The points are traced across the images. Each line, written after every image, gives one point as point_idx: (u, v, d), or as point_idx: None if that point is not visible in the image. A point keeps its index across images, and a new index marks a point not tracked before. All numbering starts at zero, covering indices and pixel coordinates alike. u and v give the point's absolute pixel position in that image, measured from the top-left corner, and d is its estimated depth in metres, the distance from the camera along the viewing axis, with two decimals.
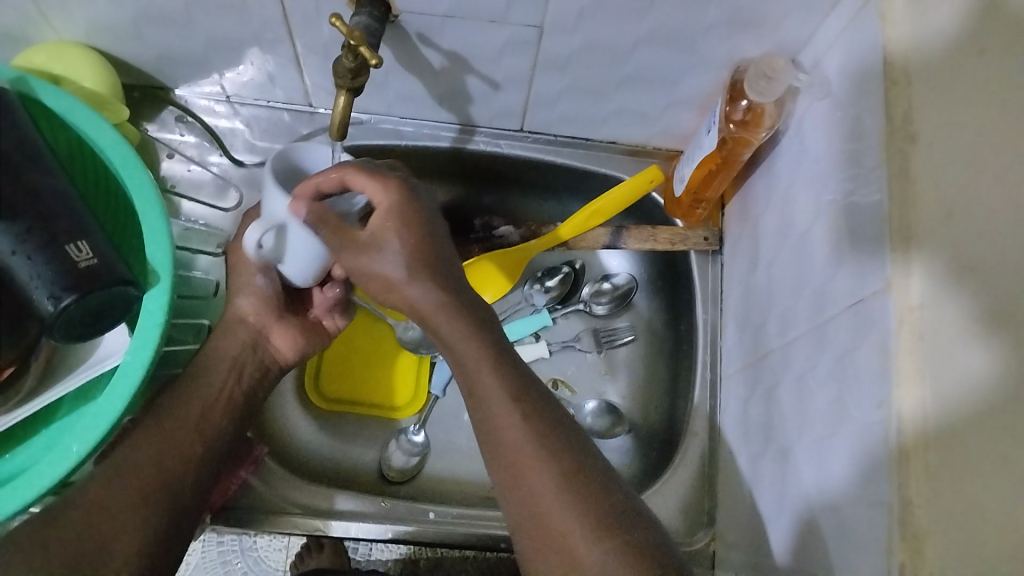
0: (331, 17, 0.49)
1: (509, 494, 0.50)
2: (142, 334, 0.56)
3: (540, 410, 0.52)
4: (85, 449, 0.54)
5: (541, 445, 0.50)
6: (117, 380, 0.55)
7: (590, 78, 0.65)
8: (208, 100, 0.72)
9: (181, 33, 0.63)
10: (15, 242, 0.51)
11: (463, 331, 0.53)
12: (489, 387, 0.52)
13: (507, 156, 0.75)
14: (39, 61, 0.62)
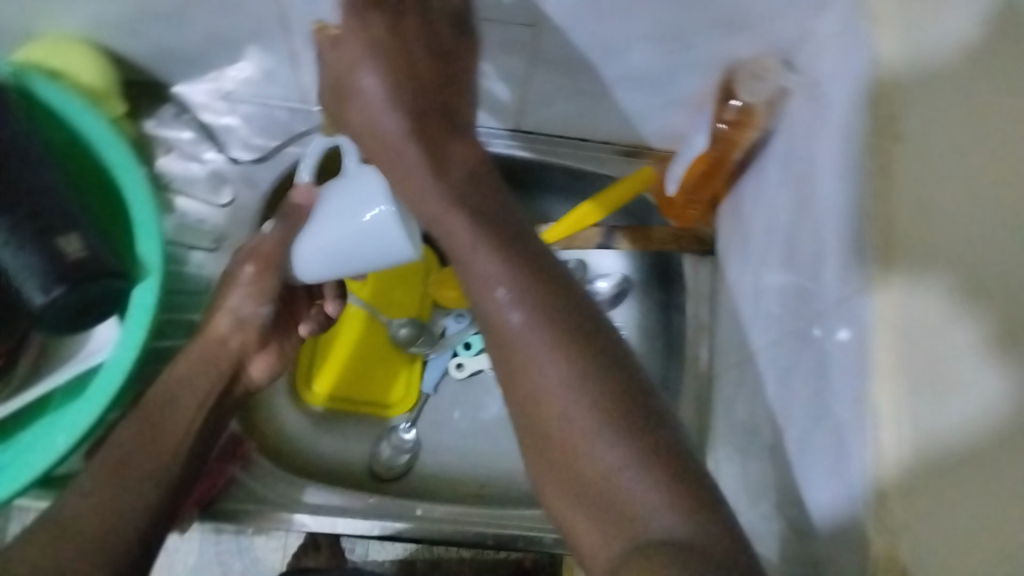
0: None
1: (500, 358, 0.47)
2: (131, 326, 0.56)
3: (531, 272, 0.48)
4: (69, 442, 0.54)
5: (536, 327, 0.46)
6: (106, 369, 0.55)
7: (584, 76, 0.66)
8: (208, 96, 0.72)
9: (176, 30, 0.63)
10: (8, 232, 0.52)
11: (467, 218, 0.50)
12: (501, 298, 0.47)
13: (503, 155, 0.75)
14: (36, 55, 0.63)
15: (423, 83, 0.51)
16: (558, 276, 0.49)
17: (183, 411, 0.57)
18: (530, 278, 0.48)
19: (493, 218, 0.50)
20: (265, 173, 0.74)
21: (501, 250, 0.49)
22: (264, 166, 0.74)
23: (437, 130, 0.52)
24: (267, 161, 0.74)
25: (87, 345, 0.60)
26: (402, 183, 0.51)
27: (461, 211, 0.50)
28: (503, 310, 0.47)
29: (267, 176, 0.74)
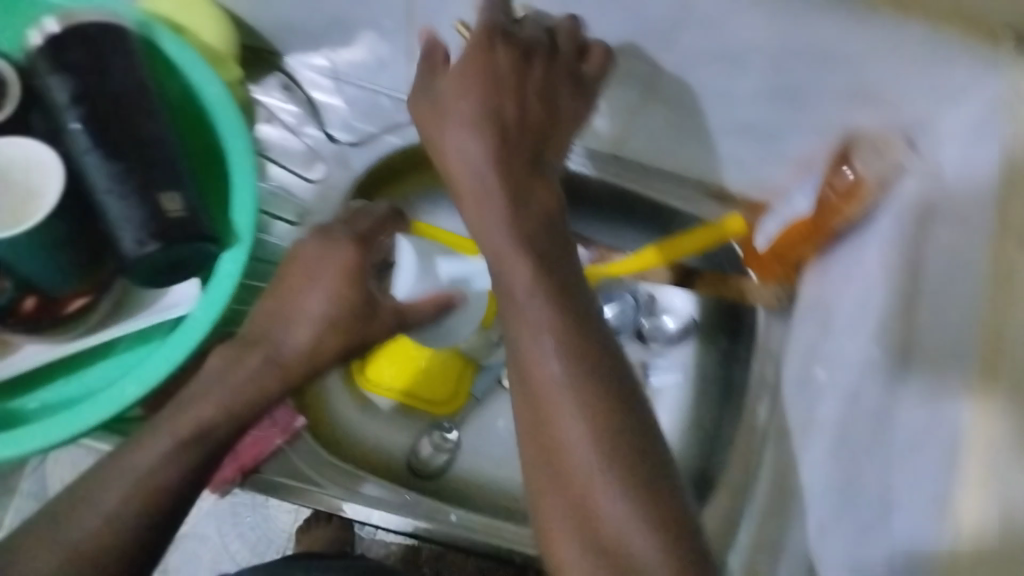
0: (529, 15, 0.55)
1: (522, 398, 0.47)
2: (214, 291, 0.57)
3: (575, 323, 0.47)
4: (137, 394, 0.56)
5: (569, 382, 0.45)
6: (187, 325, 0.57)
7: (695, 117, 0.65)
8: (316, 72, 0.73)
9: (304, 4, 0.64)
10: (116, 182, 0.53)
11: (516, 246, 0.49)
12: (534, 336, 0.46)
13: (590, 179, 0.76)
14: (166, 8, 0.64)
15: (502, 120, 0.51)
16: (594, 324, 0.48)
17: (230, 395, 0.54)
18: (573, 330, 0.47)
19: (538, 246, 0.49)
20: (359, 156, 0.73)
21: (541, 282, 0.47)
22: (359, 148, 0.73)
23: (515, 156, 0.51)
24: (363, 145, 0.73)
25: (158, 300, 0.61)
26: (471, 208, 0.51)
27: (515, 239, 0.49)
28: (539, 355, 0.46)
29: (361, 160, 0.73)
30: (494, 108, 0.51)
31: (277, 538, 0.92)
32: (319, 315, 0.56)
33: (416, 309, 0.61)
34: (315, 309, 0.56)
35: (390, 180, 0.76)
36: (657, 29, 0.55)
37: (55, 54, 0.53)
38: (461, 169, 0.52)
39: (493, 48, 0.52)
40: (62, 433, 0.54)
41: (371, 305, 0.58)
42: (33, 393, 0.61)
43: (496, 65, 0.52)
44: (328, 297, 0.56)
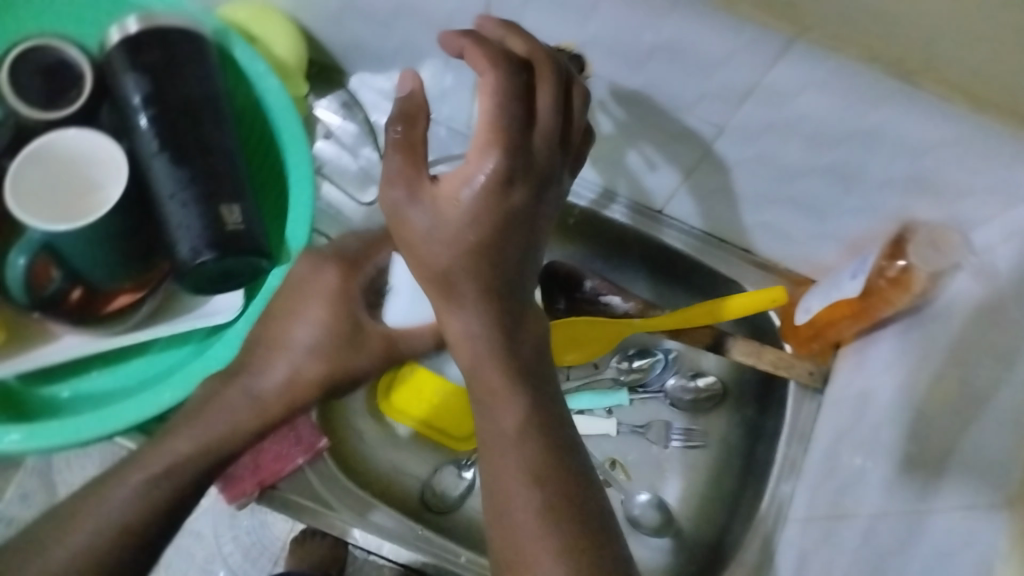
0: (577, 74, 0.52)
1: (497, 538, 0.43)
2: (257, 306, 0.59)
3: (557, 454, 0.44)
4: (174, 398, 0.57)
5: (547, 517, 0.41)
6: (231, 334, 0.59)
7: (751, 186, 0.65)
8: (376, 95, 0.73)
9: (377, 31, 0.65)
10: (180, 187, 0.53)
11: (501, 368, 0.44)
12: (507, 454, 0.43)
13: (634, 232, 0.76)
14: (243, 17, 0.66)
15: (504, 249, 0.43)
16: (577, 459, 0.44)
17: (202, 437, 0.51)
18: (555, 464, 0.43)
19: (518, 353, 0.45)
20: None
21: (524, 406, 0.44)
22: None
23: (513, 282, 0.44)
24: None
25: (198, 306, 0.62)
26: (462, 332, 0.45)
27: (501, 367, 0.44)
28: (519, 488, 0.42)
29: None
30: (493, 231, 0.43)
31: (270, 547, 0.95)
32: (303, 352, 0.52)
33: (411, 334, 0.55)
34: (300, 344, 0.53)
35: None
36: (726, 98, 0.55)
37: (135, 57, 0.53)
38: (456, 300, 0.44)
39: (508, 182, 0.42)
40: (91, 429, 0.55)
41: (358, 329, 0.54)
42: (58, 381, 0.62)
43: (509, 202, 0.42)
44: (318, 321, 0.53)
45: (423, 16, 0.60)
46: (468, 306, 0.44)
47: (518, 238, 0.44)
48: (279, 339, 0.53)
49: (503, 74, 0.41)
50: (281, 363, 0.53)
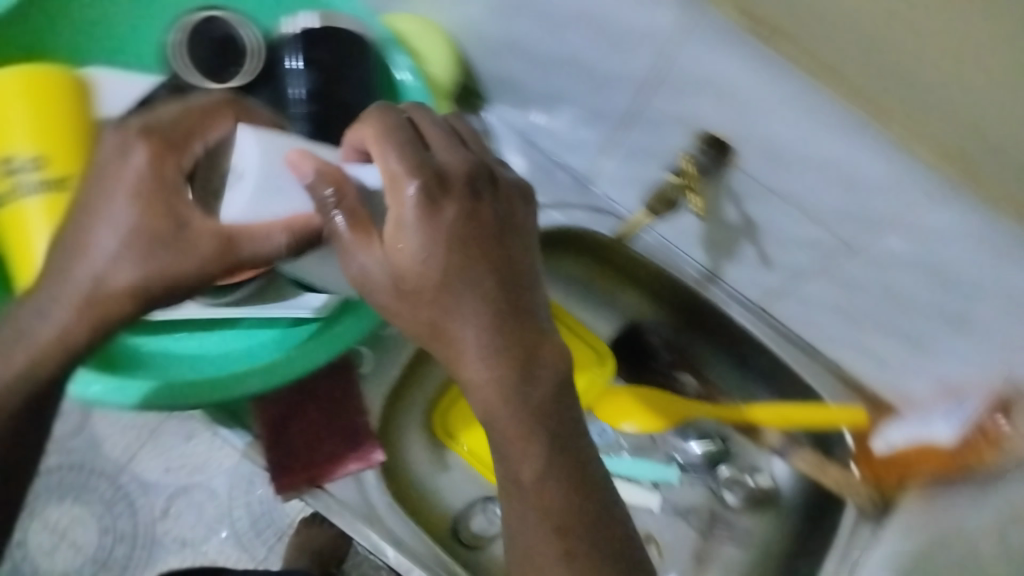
0: (687, 154, 0.61)
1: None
2: (344, 325, 0.60)
3: (582, 501, 0.43)
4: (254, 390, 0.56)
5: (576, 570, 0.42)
6: (320, 341, 0.59)
7: (858, 304, 0.64)
8: (514, 132, 0.76)
9: (538, 75, 0.67)
10: None
11: (503, 406, 0.42)
12: (530, 510, 0.43)
13: (730, 318, 0.74)
14: (405, 28, 0.69)
15: (468, 273, 0.42)
16: (601, 512, 0.44)
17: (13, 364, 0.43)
18: (584, 522, 0.43)
19: (538, 391, 0.43)
20: None
21: (545, 458, 0.43)
22: None
23: (499, 317, 0.42)
24: None
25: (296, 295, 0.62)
26: (477, 380, 0.42)
27: (532, 414, 0.42)
28: (548, 541, 0.42)
29: None
30: (461, 261, 0.42)
31: (278, 521, 0.98)
32: (101, 277, 0.42)
33: (245, 241, 0.43)
34: (93, 274, 0.42)
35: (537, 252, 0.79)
36: (866, 223, 0.56)
37: (306, 52, 0.57)
38: (454, 352, 0.42)
39: (434, 197, 0.42)
40: (163, 400, 0.55)
41: (180, 225, 0.43)
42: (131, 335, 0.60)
43: (445, 220, 0.42)
44: (120, 229, 0.42)
45: (584, 70, 0.63)
46: (481, 359, 0.42)
47: (490, 258, 0.43)
48: (64, 272, 0.43)
49: (389, 122, 0.44)
50: (59, 301, 0.43)
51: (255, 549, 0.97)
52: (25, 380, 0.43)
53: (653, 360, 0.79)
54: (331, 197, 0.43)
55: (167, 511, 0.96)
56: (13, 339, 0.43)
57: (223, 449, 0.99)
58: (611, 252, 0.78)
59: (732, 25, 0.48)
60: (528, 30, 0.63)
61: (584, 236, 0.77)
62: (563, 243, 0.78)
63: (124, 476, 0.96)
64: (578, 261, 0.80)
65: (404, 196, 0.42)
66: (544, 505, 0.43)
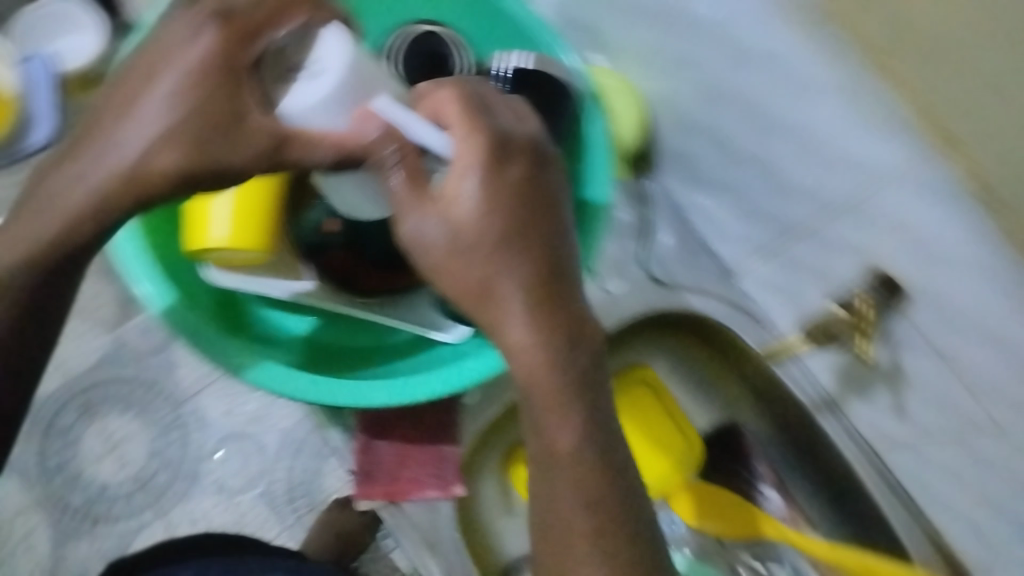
0: (857, 293, 0.60)
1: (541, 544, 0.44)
2: (460, 368, 0.58)
3: (609, 474, 0.44)
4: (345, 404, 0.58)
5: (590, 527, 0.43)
6: (431, 376, 0.58)
7: (989, 487, 0.60)
8: (674, 209, 0.77)
9: (721, 162, 0.69)
10: None
11: (545, 366, 0.44)
12: (560, 477, 0.44)
13: (840, 453, 0.69)
14: (606, 84, 0.73)
15: (521, 220, 0.45)
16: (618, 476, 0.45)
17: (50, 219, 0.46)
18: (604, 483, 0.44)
19: (578, 355, 0.44)
20: (655, 294, 0.73)
21: (577, 417, 0.44)
22: (660, 289, 0.73)
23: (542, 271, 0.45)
24: (667, 288, 0.73)
25: (432, 316, 0.63)
26: (521, 342, 0.44)
27: (569, 388, 0.44)
28: (566, 500, 0.43)
29: (656, 299, 0.73)
30: (509, 222, 0.45)
31: (315, 495, 0.96)
32: (140, 156, 0.45)
33: (303, 143, 0.47)
34: (134, 148, 0.45)
35: (655, 327, 0.76)
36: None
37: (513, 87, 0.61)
38: (498, 310, 0.44)
39: (502, 160, 0.45)
40: (269, 387, 0.58)
41: (238, 116, 0.47)
42: (283, 312, 0.66)
43: (506, 177, 0.45)
44: (168, 102, 0.46)
45: (777, 170, 0.63)
46: (520, 317, 0.44)
47: (532, 217, 0.45)
48: (104, 145, 0.46)
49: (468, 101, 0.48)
50: (97, 165, 0.46)
51: (283, 516, 0.96)
52: (67, 233, 0.46)
53: (746, 468, 0.74)
54: (397, 155, 0.46)
55: (215, 454, 0.97)
56: (52, 195, 0.46)
57: (286, 412, 0.99)
58: (736, 355, 0.73)
59: (952, 178, 0.48)
60: (737, 119, 0.64)
61: (718, 331, 0.73)
62: (683, 324, 0.75)
63: (186, 408, 0.97)
64: (691, 349, 0.77)
65: (474, 138, 0.46)
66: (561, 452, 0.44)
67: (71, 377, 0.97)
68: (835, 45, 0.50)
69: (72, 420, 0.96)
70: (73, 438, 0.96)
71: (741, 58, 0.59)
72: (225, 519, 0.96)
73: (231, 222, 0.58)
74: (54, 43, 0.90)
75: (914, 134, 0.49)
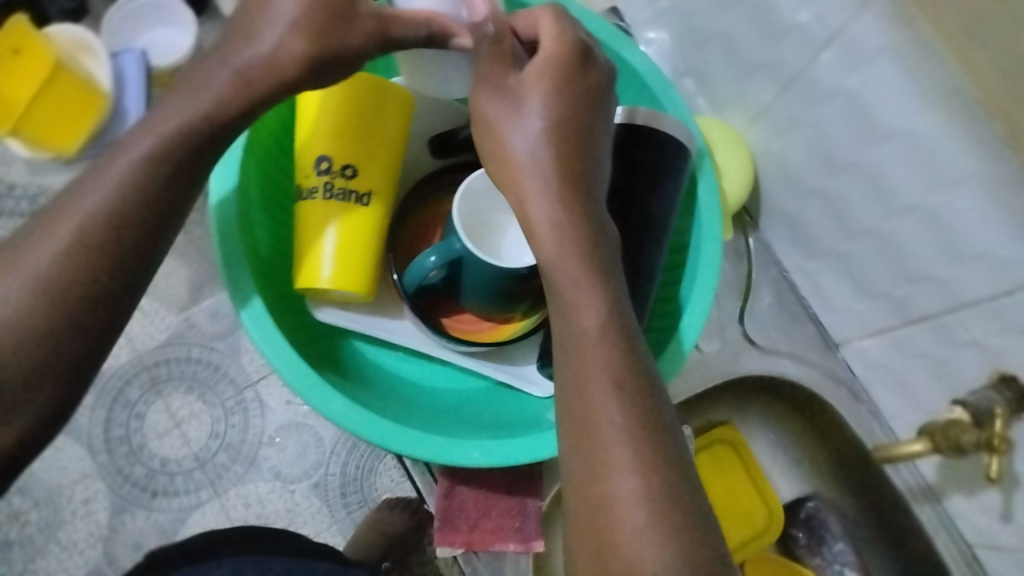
0: (998, 412, 0.53)
1: (571, 434, 0.41)
2: (541, 438, 0.58)
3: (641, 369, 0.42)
4: (428, 458, 0.57)
5: (630, 408, 0.41)
6: (515, 444, 0.58)
7: None
8: (778, 267, 0.73)
9: (833, 230, 0.64)
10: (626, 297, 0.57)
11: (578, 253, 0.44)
12: (590, 347, 0.42)
13: (934, 545, 0.67)
14: (714, 133, 0.69)
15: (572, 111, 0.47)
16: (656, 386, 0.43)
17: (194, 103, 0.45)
18: (642, 386, 0.42)
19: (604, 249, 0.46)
20: (750, 360, 0.72)
21: (609, 313, 0.43)
22: (756, 353, 0.72)
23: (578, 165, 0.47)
24: (764, 353, 0.72)
25: (523, 367, 0.65)
26: (549, 221, 0.45)
27: (638, 411, 0.41)
28: (603, 380, 0.41)
29: (748, 365, 0.72)
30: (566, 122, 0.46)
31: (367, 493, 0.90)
32: (274, 46, 0.46)
33: (403, 20, 0.47)
34: (267, 44, 0.46)
35: (748, 392, 0.75)
36: None
37: (627, 146, 0.58)
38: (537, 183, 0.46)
39: (582, 63, 0.48)
40: (359, 427, 0.56)
41: (352, 5, 0.47)
42: (373, 346, 0.67)
43: (582, 76, 0.48)
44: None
45: (889, 245, 0.59)
46: (547, 197, 0.45)
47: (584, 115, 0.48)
48: (238, 43, 0.46)
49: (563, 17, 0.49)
50: (228, 64, 0.46)
51: (334, 510, 0.90)
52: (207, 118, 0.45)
53: (825, 544, 0.74)
54: (491, 31, 0.47)
55: (274, 439, 0.92)
56: (191, 88, 0.46)
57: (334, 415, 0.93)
58: (824, 424, 0.73)
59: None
60: (855, 195, 0.60)
61: (809, 399, 0.73)
62: (774, 392, 0.75)
63: (248, 393, 0.93)
64: (780, 411, 0.76)
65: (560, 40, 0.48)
66: (599, 366, 0.42)
67: (139, 351, 0.93)
68: (985, 140, 0.47)
69: (137, 395, 0.93)
70: (140, 411, 0.92)
71: (873, 132, 0.56)
72: (278, 507, 0.91)
73: (337, 260, 0.58)
74: (142, 36, 0.91)
75: None
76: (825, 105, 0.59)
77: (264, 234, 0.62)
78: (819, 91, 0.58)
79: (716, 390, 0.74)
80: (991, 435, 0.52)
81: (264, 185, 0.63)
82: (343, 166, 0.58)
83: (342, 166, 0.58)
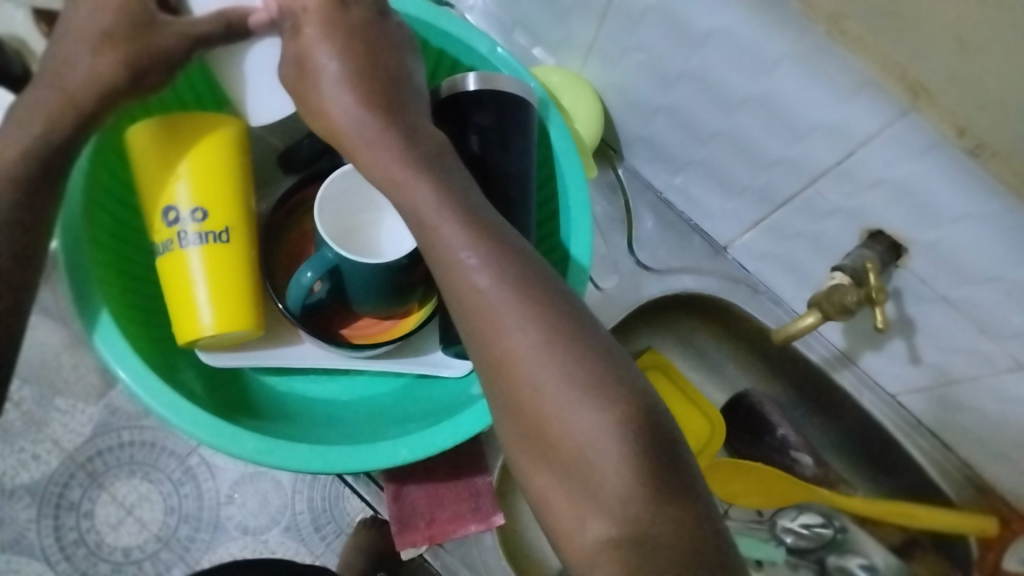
0: (870, 266, 0.55)
1: (470, 330, 0.41)
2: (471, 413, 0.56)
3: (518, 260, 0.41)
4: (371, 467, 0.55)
5: (514, 288, 0.40)
6: (449, 425, 0.56)
7: (1004, 415, 0.60)
8: (651, 190, 0.74)
9: (686, 141, 0.66)
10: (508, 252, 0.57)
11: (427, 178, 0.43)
12: (458, 238, 0.41)
13: (861, 406, 0.71)
14: (554, 78, 0.70)
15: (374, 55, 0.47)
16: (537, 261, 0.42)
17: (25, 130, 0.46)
18: (517, 264, 0.41)
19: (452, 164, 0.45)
20: (650, 284, 0.74)
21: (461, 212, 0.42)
22: (653, 276, 0.74)
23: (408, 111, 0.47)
24: (660, 274, 0.74)
25: (433, 355, 0.64)
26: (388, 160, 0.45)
27: (538, 351, 0.39)
28: (477, 269, 0.40)
29: (650, 288, 0.74)
30: (387, 78, 0.47)
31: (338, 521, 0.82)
32: (87, 65, 0.47)
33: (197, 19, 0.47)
34: (83, 68, 0.47)
35: (660, 312, 0.77)
36: None
37: (466, 110, 0.58)
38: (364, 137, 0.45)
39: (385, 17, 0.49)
40: (291, 462, 0.54)
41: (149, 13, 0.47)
42: (285, 378, 0.66)
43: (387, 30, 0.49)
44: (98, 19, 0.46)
45: (738, 141, 0.61)
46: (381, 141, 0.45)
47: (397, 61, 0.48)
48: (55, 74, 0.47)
49: None
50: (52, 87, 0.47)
51: (312, 545, 0.82)
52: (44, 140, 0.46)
53: (769, 434, 0.76)
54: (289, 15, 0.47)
55: (232, 497, 0.84)
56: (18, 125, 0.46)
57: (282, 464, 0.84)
58: (733, 321, 0.75)
59: (932, 131, 0.46)
60: (693, 103, 0.62)
61: (714, 303, 0.75)
62: (682, 306, 0.76)
63: (193, 458, 0.84)
64: (695, 320, 0.78)
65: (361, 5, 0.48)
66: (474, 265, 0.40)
67: (69, 452, 0.84)
68: (789, 18, 0.48)
69: (80, 495, 0.83)
70: (87, 510, 0.83)
71: (690, 38, 0.57)
72: None
73: (214, 307, 0.57)
74: None
75: (885, 95, 0.47)
76: (641, 24, 0.60)
77: (139, 305, 0.60)
78: (632, 14, 0.60)
79: (633, 316, 0.75)
80: (871, 288, 0.55)
81: (117, 253, 0.60)
82: (192, 209, 0.56)
83: (191, 210, 0.56)
